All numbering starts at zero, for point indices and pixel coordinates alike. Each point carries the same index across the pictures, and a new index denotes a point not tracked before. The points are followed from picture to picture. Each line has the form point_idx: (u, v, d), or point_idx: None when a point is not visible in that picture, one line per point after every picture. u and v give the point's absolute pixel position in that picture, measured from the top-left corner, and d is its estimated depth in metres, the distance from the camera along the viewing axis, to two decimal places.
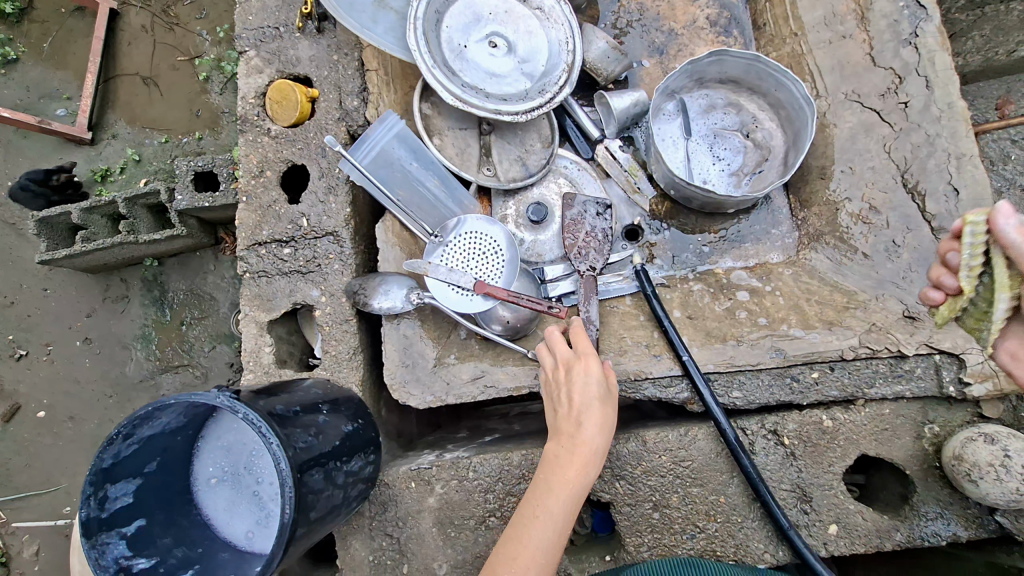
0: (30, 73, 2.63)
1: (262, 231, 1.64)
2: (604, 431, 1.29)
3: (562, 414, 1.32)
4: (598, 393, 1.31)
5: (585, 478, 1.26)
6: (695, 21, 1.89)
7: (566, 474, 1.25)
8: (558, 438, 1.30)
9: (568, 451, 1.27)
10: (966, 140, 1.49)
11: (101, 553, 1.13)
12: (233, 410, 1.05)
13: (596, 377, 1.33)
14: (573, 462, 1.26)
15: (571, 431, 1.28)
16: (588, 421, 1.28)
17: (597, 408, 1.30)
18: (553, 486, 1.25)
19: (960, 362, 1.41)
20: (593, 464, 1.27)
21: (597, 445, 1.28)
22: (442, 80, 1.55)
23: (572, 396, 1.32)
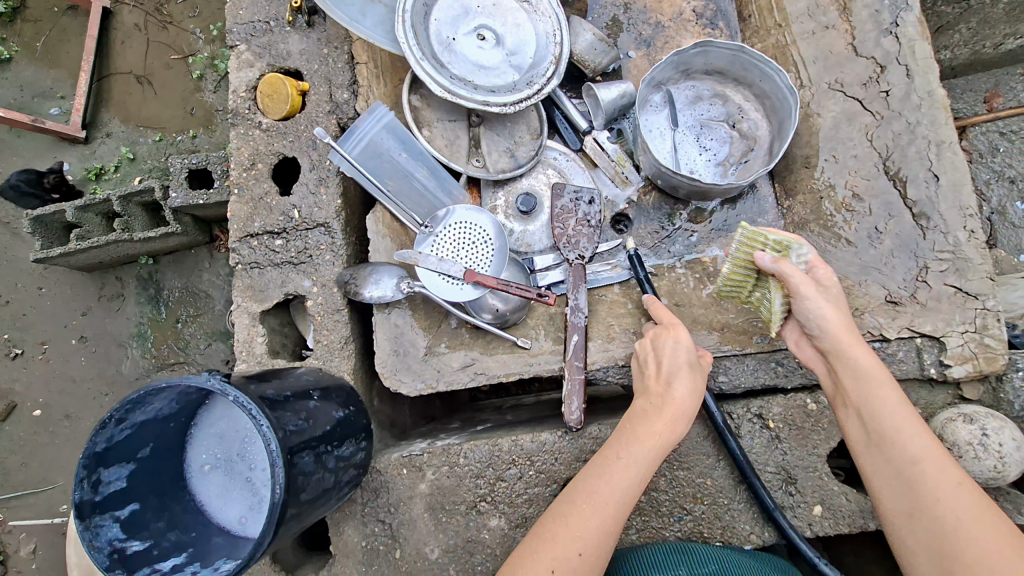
0: (23, 72, 2.64)
1: (254, 223, 1.66)
2: (692, 394, 1.29)
3: (650, 377, 1.35)
4: (688, 359, 1.33)
5: (667, 434, 1.25)
6: (682, 14, 1.91)
7: (647, 428, 1.26)
8: (643, 398, 1.32)
9: (655, 406, 1.28)
10: (946, 128, 1.53)
11: (94, 535, 1.14)
12: (225, 392, 1.07)
13: (687, 345, 1.35)
14: (654, 418, 1.26)
15: (660, 390, 1.30)
16: (679, 382, 1.29)
17: (690, 373, 1.31)
18: (635, 439, 1.25)
19: (940, 345, 1.44)
20: (677, 424, 1.26)
21: (681, 407, 1.27)
22: (430, 71, 1.57)
23: (662, 360, 1.35)
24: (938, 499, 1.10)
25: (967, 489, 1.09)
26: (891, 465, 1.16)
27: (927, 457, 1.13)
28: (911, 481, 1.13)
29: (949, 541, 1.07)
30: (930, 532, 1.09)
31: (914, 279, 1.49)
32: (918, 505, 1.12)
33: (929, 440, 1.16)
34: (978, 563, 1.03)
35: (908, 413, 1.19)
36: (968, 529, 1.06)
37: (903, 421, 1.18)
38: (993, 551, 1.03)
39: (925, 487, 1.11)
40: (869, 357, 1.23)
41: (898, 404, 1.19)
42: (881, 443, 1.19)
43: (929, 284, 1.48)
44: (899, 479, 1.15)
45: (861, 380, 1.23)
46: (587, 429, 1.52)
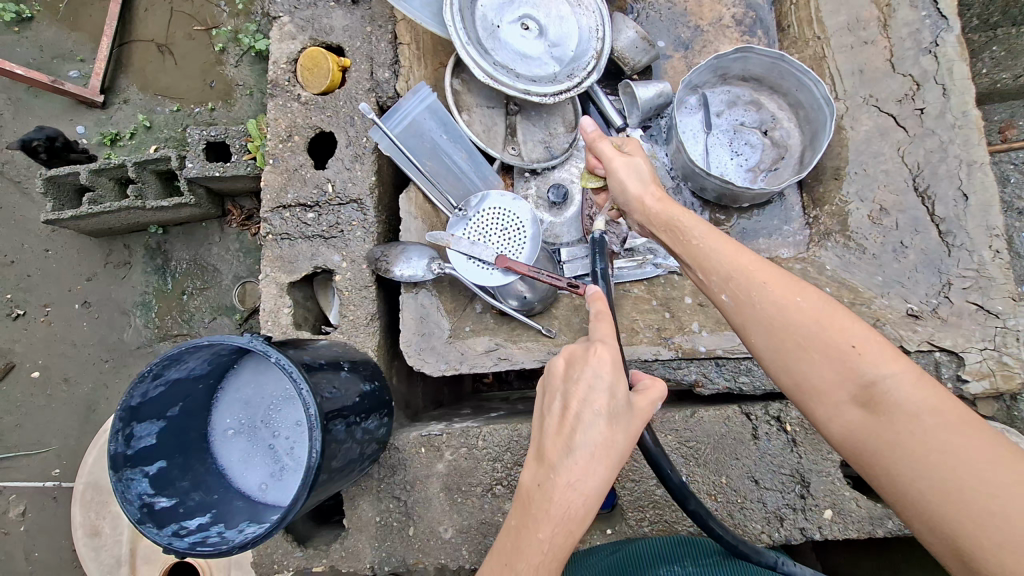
0: (45, 33, 2.63)
1: (287, 195, 1.67)
2: (603, 460, 0.95)
3: (551, 429, 0.98)
4: (604, 407, 0.96)
5: (567, 531, 0.93)
6: (721, 20, 1.94)
7: (540, 528, 0.93)
8: (538, 468, 0.97)
9: (547, 491, 0.94)
10: (978, 148, 1.54)
11: (126, 487, 1.15)
12: (266, 354, 1.12)
13: (607, 379, 0.98)
14: (548, 512, 0.93)
15: (552, 460, 0.94)
16: (584, 446, 0.94)
17: (600, 426, 0.95)
18: (526, 542, 0.94)
19: (960, 360, 1.46)
20: (583, 508, 0.94)
21: (583, 487, 0.93)
22: (474, 57, 1.58)
23: (571, 400, 0.98)
24: (809, 341, 0.93)
25: (819, 308, 0.94)
26: (745, 312, 1.00)
27: (768, 286, 0.98)
28: (770, 317, 0.97)
29: (810, 376, 0.93)
30: (805, 369, 0.93)
31: (936, 295, 1.52)
32: (791, 349, 0.95)
33: (772, 268, 1.00)
34: (851, 377, 0.89)
35: (740, 256, 1.03)
36: (841, 355, 0.91)
37: (735, 263, 1.03)
38: (873, 362, 0.89)
39: (798, 334, 0.94)
40: (691, 215, 1.13)
41: (724, 250, 1.06)
42: (735, 293, 1.01)
43: (951, 300, 1.50)
44: (757, 324, 0.98)
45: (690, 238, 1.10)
46: None
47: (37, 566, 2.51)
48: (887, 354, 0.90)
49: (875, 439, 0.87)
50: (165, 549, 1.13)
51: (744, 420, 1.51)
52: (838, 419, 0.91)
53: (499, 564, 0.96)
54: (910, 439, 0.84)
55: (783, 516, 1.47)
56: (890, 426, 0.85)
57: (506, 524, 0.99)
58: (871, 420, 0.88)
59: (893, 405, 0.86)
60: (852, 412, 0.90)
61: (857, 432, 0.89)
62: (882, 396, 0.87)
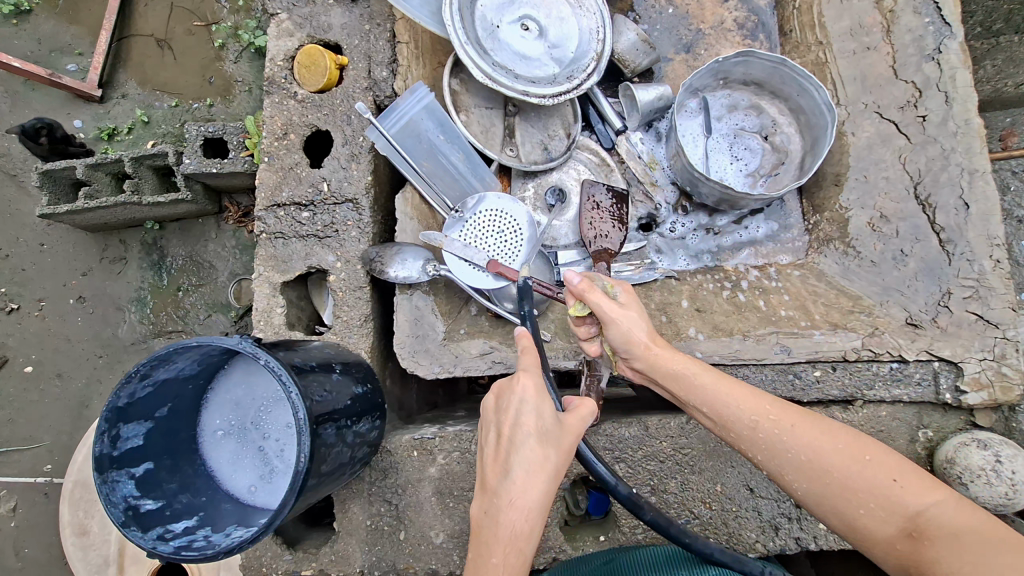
0: (43, 26, 2.60)
1: (282, 193, 1.65)
2: (539, 474, 0.98)
3: (488, 456, 1.02)
4: (533, 426, 1.00)
5: (518, 550, 0.96)
6: (723, 23, 1.92)
7: (493, 553, 0.95)
8: (482, 496, 1.00)
9: (494, 514, 0.97)
10: (980, 156, 1.53)
11: (111, 489, 1.13)
12: (255, 355, 1.10)
13: (533, 402, 1.02)
14: (497, 535, 0.96)
15: (495, 485, 0.98)
16: (518, 467, 0.97)
17: (531, 445, 0.99)
18: (481, 569, 0.95)
19: (958, 370, 1.45)
20: (527, 527, 0.97)
21: (523, 502, 0.96)
22: (473, 56, 1.56)
23: (503, 428, 1.02)
24: (842, 480, 0.99)
25: (843, 441, 1.02)
26: (774, 455, 1.05)
27: (792, 433, 1.04)
28: (803, 464, 1.03)
29: (852, 512, 0.98)
30: (848, 509, 0.98)
31: (936, 304, 1.50)
32: (832, 488, 1.00)
33: (790, 412, 1.07)
34: (894, 510, 0.95)
35: (755, 403, 1.09)
36: (878, 486, 0.97)
37: (752, 409, 1.09)
38: (908, 491, 0.96)
39: (830, 475, 1.00)
40: (687, 364, 1.17)
41: (737, 399, 1.11)
42: (762, 444, 1.06)
43: (951, 309, 1.49)
44: (791, 471, 1.04)
45: (694, 390, 1.15)
46: (602, 426, 1.50)
47: (27, 563, 2.49)
48: (922, 483, 0.96)
49: (926, 565, 0.90)
50: (150, 553, 1.11)
51: None
52: (892, 552, 0.95)
53: None
54: (964, 563, 0.87)
55: (778, 525, 1.45)
56: (941, 555, 0.89)
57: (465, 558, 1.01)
58: (919, 547, 0.92)
59: (937, 532, 0.91)
60: (902, 542, 0.94)
61: (910, 561, 0.93)
62: (926, 524, 0.92)
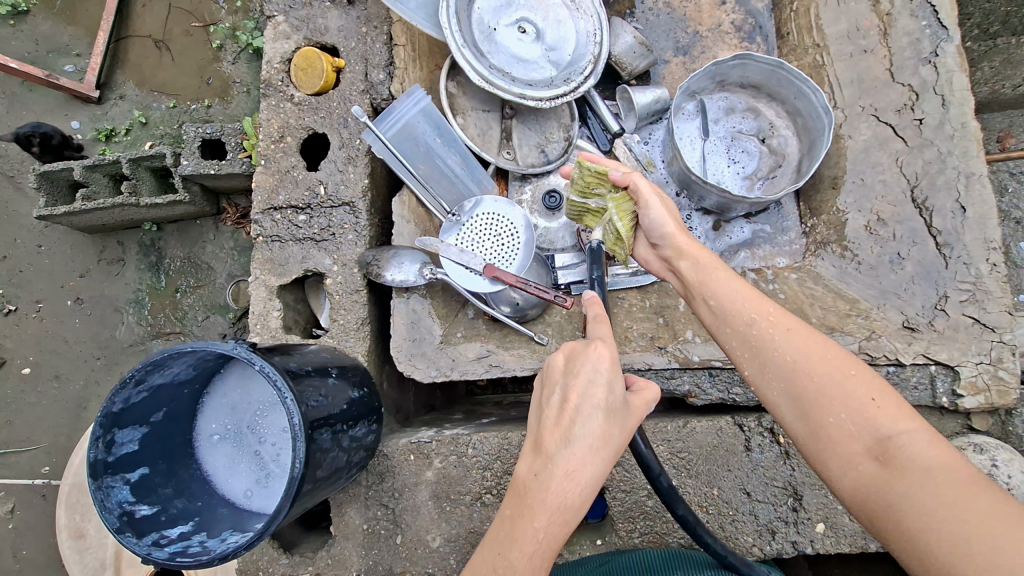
0: (40, 27, 2.60)
1: (278, 196, 1.65)
2: (600, 453, 0.95)
3: (548, 421, 0.98)
4: (603, 401, 0.96)
5: (563, 520, 0.94)
6: (720, 25, 1.92)
7: (536, 517, 0.94)
8: (535, 458, 0.97)
9: (544, 480, 0.94)
10: (977, 160, 1.53)
11: (105, 495, 1.13)
12: (250, 361, 1.10)
13: (606, 375, 0.97)
14: (543, 501, 0.94)
15: (549, 452, 0.95)
16: (581, 440, 0.94)
17: (597, 420, 0.95)
18: (521, 530, 0.95)
19: (954, 374, 1.45)
20: (576, 502, 0.95)
21: (579, 476, 0.94)
22: (470, 59, 1.56)
23: (571, 394, 0.97)
24: (824, 391, 0.96)
25: (838, 358, 0.98)
26: (761, 356, 1.04)
27: (787, 337, 1.02)
28: (786, 364, 1.01)
29: (824, 422, 0.95)
30: (820, 416, 0.96)
31: (933, 307, 1.50)
32: (809, 396, 0.97)
33: (793, 322, 1.04)
34: (868, 430, 0.92)
35: (761, 304, 1.07)
36: (858, 403, 0.93)
37: (753, 308, 1.07)
38: (892, 417, 0.91)
39: (813, 385, 0.97)
40: (711, 260, 1.15)
41: (743, 296, 1.09)
42: (753, 340, 1.05)
43: (948, 313, 1.49)
44: (774, 371, 1.02)
45: (707, 279, 1.15)
46: None
47: (24, 565, 2.49)
48: (907, 416, 0.92)
49: (885, 490, 0.88)
50: (145, 560, 1.11)
51: (737, 431, 1.49)
52: (851, 471, 0.92)
53: (492, 556, 0.97)
54: (924, 489, 0.83)
55: (775, 529, 1.45)
56: (903, 482, 0.86)
57: (501, 513, 1.00)
58: (884, 472, 0.88)
59: (909, 461, 0.87)
60: (867, 464, 0.91)
61: (869, 483, 0.90)
62: (898, 452, 0.88)
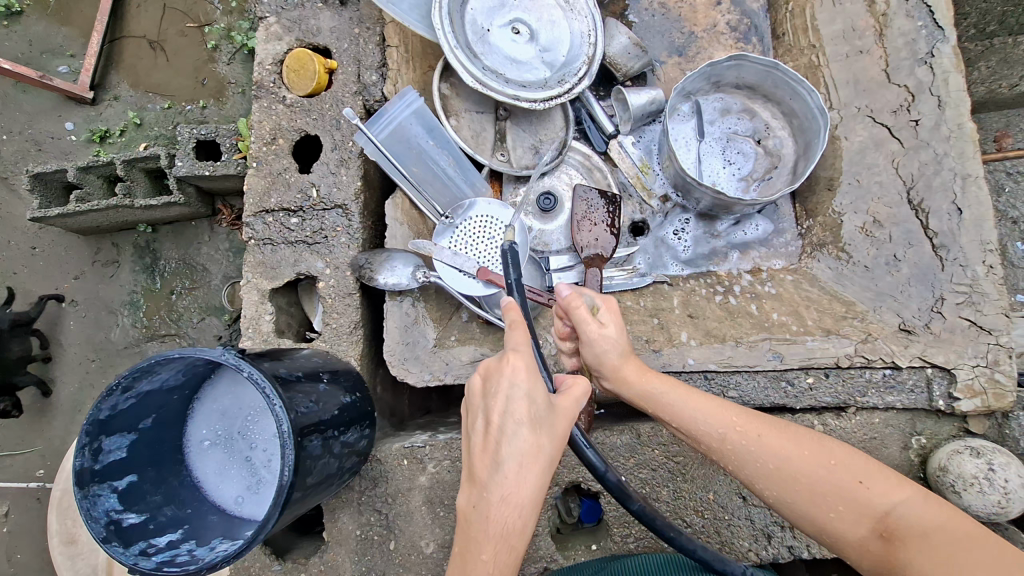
0: (33, 27, 2.58)
1: (271, 199, 1.63)
2: (531, 469, 0.96)
3: (477, 447, 0.98)
4: (525, 415, 0.96)
5: (510, 544, 0.96)
6: (716, 26, 1.91)
7: (484, 548, 0.96)
8: (471, 489, 0.98)
9: (484, 510, 0.96)
10: (973, 161, 1.52)
11: (92, 504, 1.11)
12: (238, 367, 1.08)
13: (524, 386, 0.97)
14: (488, 530, 0.95)
15: (481, 480, 0.96)
16: (508, 460, 0.94)
17: (523, 435, 0.95)
18: (472, 562, 0.96)
19: (951, 377, 1.44)
20: (519, 523, 0.96)
21: (515, 497, 0.95)
22: (463, 61, 1.55)
23: (492, 415, 0.97)
24: (809, 484, 1.08)
25: (847, 461, 1.09)
26: (741, 465, 1.14)
27: (759, 444, 1.13)
28: (771, 472, 1.11)
29: (820, 516, 1.07)
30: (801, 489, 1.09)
31: (929, 310, 1.49)
32: (793, 478, 1.09)
33: (758, 426, 1.16)
34: (851, 504, 1.05)
35: (729, 415, 1.18)
36: (837, 482, 1.07)
37: (729, 427, 1.17)
38: (878, 488, 1.05)
39: (791, 468, 1.10)
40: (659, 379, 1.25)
41: (717, 412, 1.19)
42: (729, 456, 1.15)
43: (944, 315, 1.48)
44: (760, 483, 1.13)
45: (680, 417, 1.21)
46: (594, 434, 1.49)
47: (19, 568, 2.47)
48: (874, 471, 1.07)
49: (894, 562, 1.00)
50: (130, 570, 1.08)
51: None
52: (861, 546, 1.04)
53: None
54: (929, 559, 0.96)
55: (771, 533, 1.44)
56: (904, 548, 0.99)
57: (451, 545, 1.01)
58: (891, 548, 1.01)
59: (907, 531, 1.00)
60: (874, 542, 1.03)
61: (879, 558, 1.02)
62: (896, 526, 1.01)
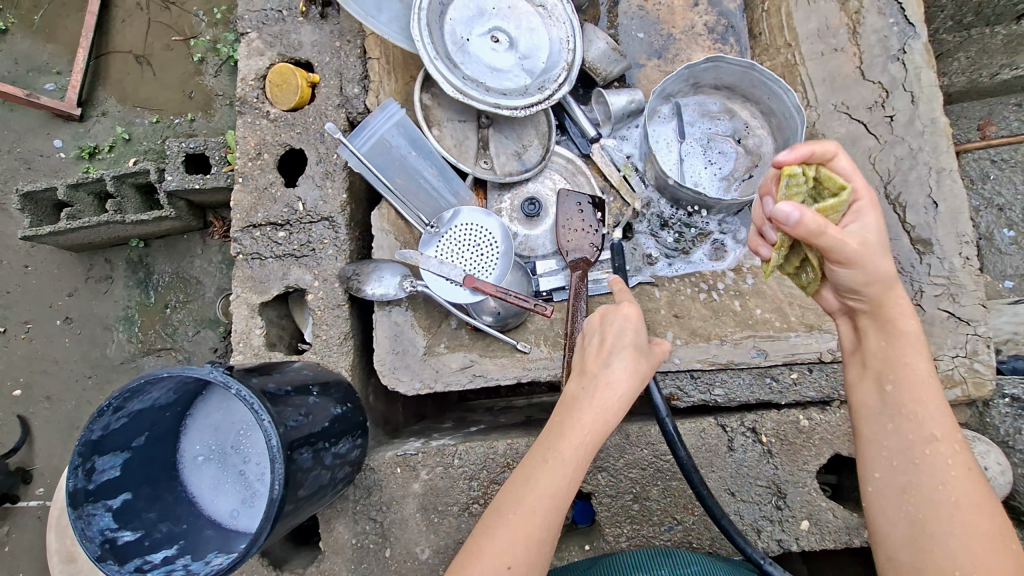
0: (19, 45, 2.59)
1: (257, 213, 1.65)
2: (634, 374, 1.03)
3: (588, 355, 1.08)
4: (631, 340, 1.06)
5: (599, 436, 1.01)
6: (693, 27, 1.93)
7: (579, 423, 1.00)
8: (577, 381, 1.06)
9: (587, 397, 1.02)
10: (947, 155, 1.55)
11: (86, 524, 1.12)
12: (227, 385, 1.09)
13: (632, 323, 1.08)
14: (586, 412, 1.01)
15: (593, 372, 1.04)
16: (617, 363, 1.03)
17: (627, 354, 1.04)
18: (565, 432, 1.00)
19: (931, 368, 1.47)
20: (609, 417, 1.01)
21: (615, 389, 1.02)
22: (443, 71, 1.57)
23: (605, 335, 1.08)
24: (913, 414, 1.04)
25: (956, 439, 1.02)
26: (896, 358, 1.08)
27: (924, 365, 1.06)
28: (919, 373, 1.06)
29: (902, 427, 1.05)
30: (903, 418, 1.05)
31: (908, 302, 1.52)
32: (894, 405, 1.06)
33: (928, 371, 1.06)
34: (924, 448, 1.02)
35: (920, 347, 1.07)
36: (942, 431, 1.02)
37: (914, 329, 1.08)
38: (975, 502, 0.97)
39: (912, 396, 1.05)
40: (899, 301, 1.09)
41: (915, 336, 1.08)
42: (891, 353, 1.08)
43: (923, 308, 1.51)
44: (882, 362, 1.09)
45: (887, 317, 1.09)
46: None
47: None
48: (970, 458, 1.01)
49: (931, 498, 0.99)
50: None
51: (720, 432, 1.50)
52: (899, 457, 1.04)
53: (530, 467, 1.02)
54: (954, 514, 0.97)
55: (760, 528, 1.46)
56: (951, 507, 0.97)
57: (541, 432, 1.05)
58: (930, 492, 1.00)
59: (956, 489, 0.98)
60: (928, 471, 1.01)
61: (914, 485, 1.01)
62: (943, 477, 1.00)
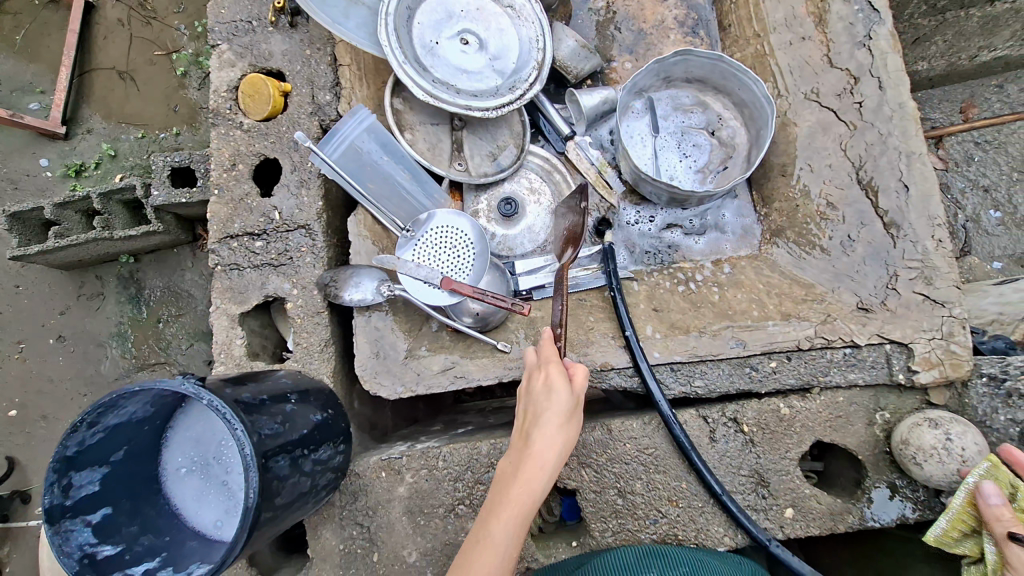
0: (2, 66, 2.59)
1: (234, 224, 1.65)
2: (559, 434, 1.19)
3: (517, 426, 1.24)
4: (552, 406, 1.21)
5: (537, 491, 1.16)
6: (664, 22, 1.94)
7: (517, 483, 1.16)
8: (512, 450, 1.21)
9: (520, 463, 1.17)
10: (916, 139, 1.55)
11: (64, 540, 1.13)
12: (198, 396, 1.09)
13: (557, 387, 1.24)
14: (523, 476, 1.16)
15: (522, 442, 1.20)
16: (541, 430, 1.19)
17: (552, 420, 1.20)
18: (506, 493, 1.15)
19: (909, 351, 1.47)
20: (544, 477, 1.16)
21: (547, 452, 1.17)
22: (412, 75, 1.57)
23: (530, 407, 1.24)
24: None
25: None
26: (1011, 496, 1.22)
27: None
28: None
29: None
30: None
31: (884, 287, 1.53)
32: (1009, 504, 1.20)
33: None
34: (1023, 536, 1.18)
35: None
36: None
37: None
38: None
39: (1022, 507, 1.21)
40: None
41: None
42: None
43: (899, 291, 1.51)
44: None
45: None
46: None
47: None
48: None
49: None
50: None
51: (702, 423, 1.50)
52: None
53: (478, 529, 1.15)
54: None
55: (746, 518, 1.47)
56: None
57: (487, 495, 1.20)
58: None
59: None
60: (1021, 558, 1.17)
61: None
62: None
